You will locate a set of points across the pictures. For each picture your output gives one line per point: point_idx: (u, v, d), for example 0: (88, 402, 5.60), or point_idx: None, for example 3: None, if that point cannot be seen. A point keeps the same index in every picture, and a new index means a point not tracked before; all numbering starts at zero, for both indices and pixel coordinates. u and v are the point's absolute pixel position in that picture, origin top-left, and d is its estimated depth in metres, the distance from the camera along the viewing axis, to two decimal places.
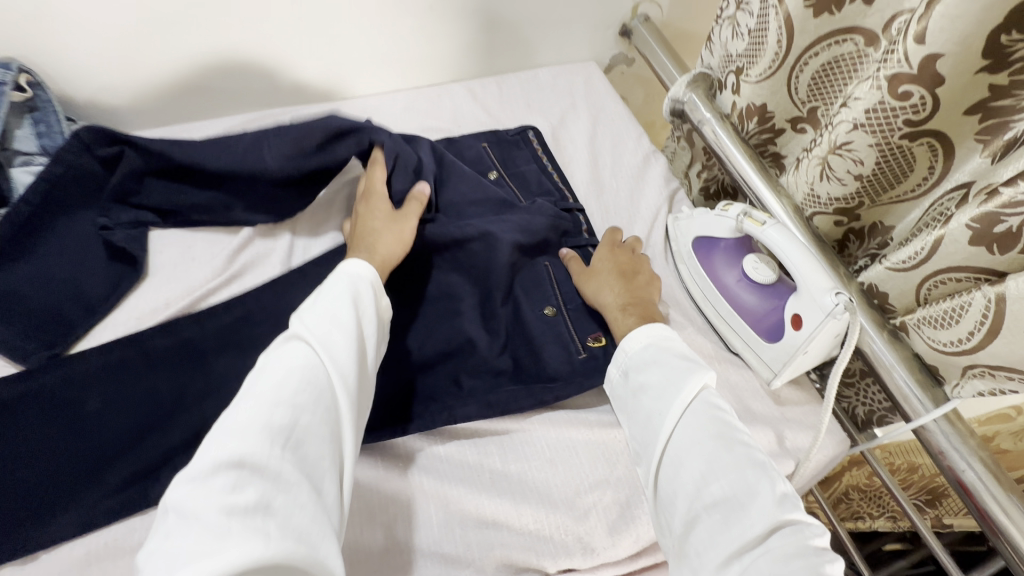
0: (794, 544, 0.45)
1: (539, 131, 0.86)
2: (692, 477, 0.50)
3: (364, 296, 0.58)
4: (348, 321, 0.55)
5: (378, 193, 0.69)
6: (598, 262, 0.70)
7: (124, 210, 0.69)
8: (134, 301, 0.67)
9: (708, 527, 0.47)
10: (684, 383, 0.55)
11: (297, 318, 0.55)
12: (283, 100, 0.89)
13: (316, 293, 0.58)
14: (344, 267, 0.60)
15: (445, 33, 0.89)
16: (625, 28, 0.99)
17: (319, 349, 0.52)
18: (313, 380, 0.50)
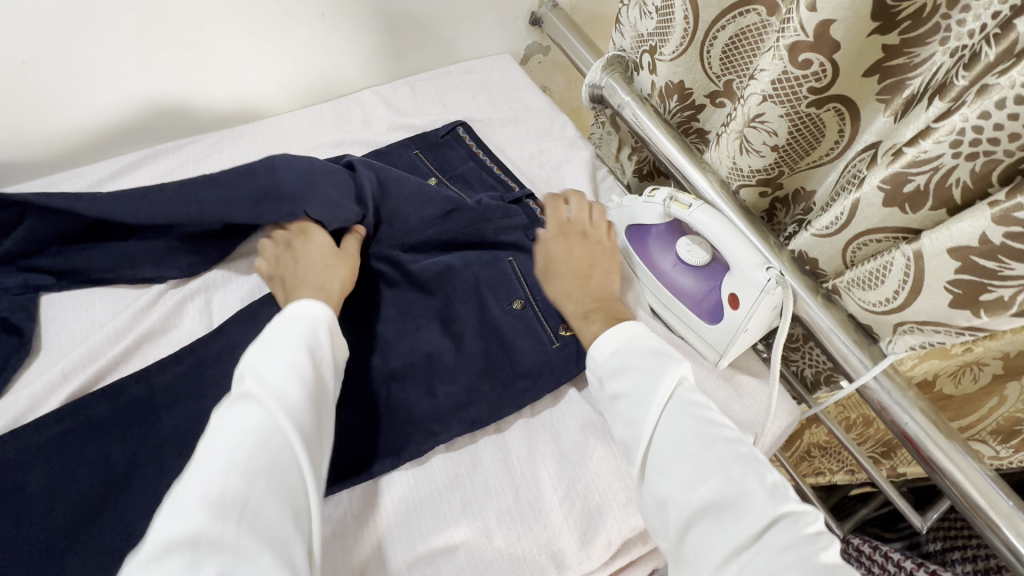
0: (790, 537, 0.42)
1: (469, 126, 0.83)
2: (678, 482, 0.47)
3: (315, 346, 0.52)
4: (307, 373, 0.49)
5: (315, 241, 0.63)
6: (555, 261, 0.65)
7: (11, 274, 0.61)
8: (29, 379, 0.59)
9: (702, 528, 0.44)
10: (658, 384, 0.52)
11: (250, 365, 0.48)
12: (180, 132, 0.82)
13: (264, 338, 0.51)
14: (291, 311, 0.53)
15: (345, 41, 0.83)
16: (535, 17, 0.96)
17: (272, 402, 0.45)
18: (273, 438, 0.43)
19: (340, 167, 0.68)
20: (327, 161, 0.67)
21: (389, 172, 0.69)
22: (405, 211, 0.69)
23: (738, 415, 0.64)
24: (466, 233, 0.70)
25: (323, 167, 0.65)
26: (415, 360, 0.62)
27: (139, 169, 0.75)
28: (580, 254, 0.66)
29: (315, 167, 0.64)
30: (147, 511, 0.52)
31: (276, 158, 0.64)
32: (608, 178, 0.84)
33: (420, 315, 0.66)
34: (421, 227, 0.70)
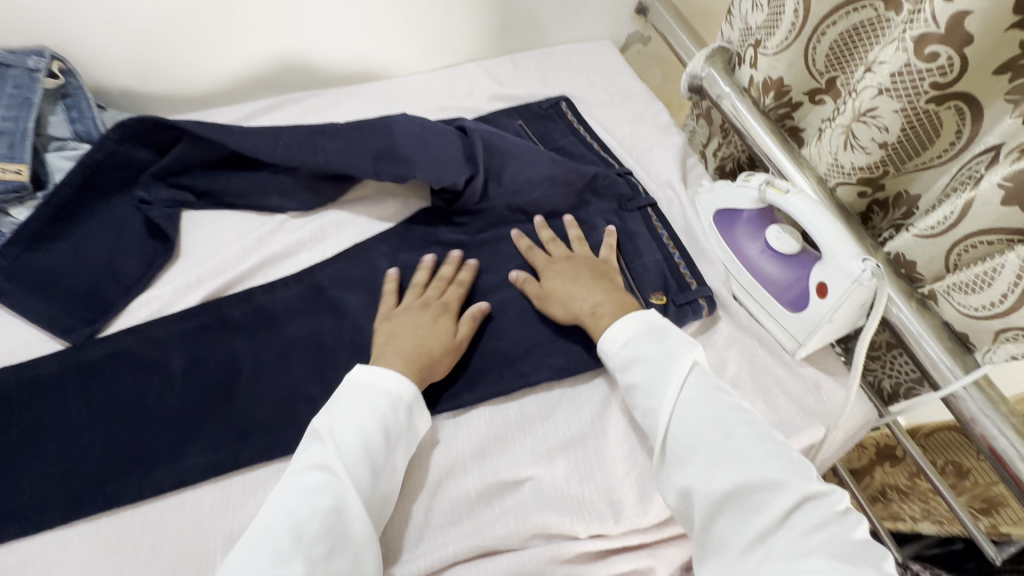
0: (818, 516, 0.46)
1: (571, 102, 0.88)
2: (699, 472, 0.50)
3: (394, 421, 0.55)
4: (378, 446, 0.52)
5: (443, 303, 0.64)
6: (550, 281, 0.66)
7: (162, 187, 0.71)
8: (168, 280, 0.68)
9: (729, 515, 0.48)
10: (672, 374, 0.55)
11: (327, 426, 0.53)
12: (306, 84, 0.89)
13: (343, 402, 0.55)
14: (381, 381, 0.56)
15: (461, 14, 0.88)
16: (641, 6, 0.98)
17: (346, 484, 0.49)
18: (337, 509, 0.48)
19: (452, 129, 0.73)
20: (440, 124, 0.73)
21: (496, 137, 0.74)
22: (512, 169, 0.74)
23: (811, 408, 0.63)
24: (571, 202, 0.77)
25: (438, 127, 0.72)
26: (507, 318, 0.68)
27: (269, 113, 0.83)
28: (570, 273, 0.66)
29: (431, 129, 0.71)
30: (267, 403, 0.60)
31: (394, 117, 0.71)
32: (698, 166, 0.84)
33: (506, 272, 0.71)
34: (529, 187, 0.74)
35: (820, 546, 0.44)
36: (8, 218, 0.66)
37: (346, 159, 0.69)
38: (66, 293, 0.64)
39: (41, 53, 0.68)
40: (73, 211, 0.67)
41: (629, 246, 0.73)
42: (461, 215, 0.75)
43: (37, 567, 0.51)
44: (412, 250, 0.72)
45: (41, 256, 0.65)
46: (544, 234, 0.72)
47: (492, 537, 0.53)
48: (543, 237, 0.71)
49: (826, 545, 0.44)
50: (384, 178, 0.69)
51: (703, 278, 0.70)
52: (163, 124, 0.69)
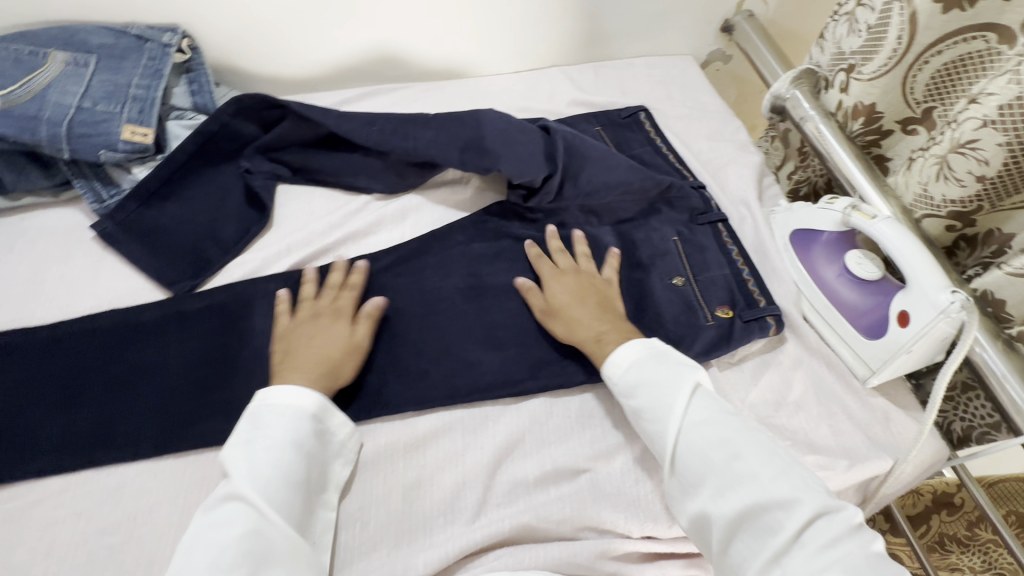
0: (831, 530, 0.46)
1: (650, 113, 0.89)
2: (710, 496, 0.50)
3: (304, 436, 0.53)
4: (293, 462, 0.51)
5: (337, 313, 0.64)
6: (557, 297, 0.66)
7: (264, 161, 0.77)
8: (260, 245, 0.73)
9: (743, 537, 0.48)
10: (676, 399, 0.54)
11: (239, 451, 0.51)
12: (396, 77, 0.94)
13: (249, 425, 0.53)
14: (282, 402, 0.54)
15: (550, 21, 0.91)
16: (727, 24, 0.98)
17: (265, 507, 0.47)
18: (260, 533, 0.46)
19: (536, 128, 0.76)
20: (525, 122, 0.75)
21: (577, 138, 0.76)
22: (589, 171, 0.75)
23: (878, 437, 0.62)
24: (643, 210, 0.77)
25: (526, 126, 0.75)
26: None
27: (361, 101, 0.88)
28: (576, 291, 0.66)
29: (514, 126, 0.74)
30: None
31: (484, 112, 0.74)
32: (774, 186, 0.83)
33: None
34: (604, 190, 0.76)
35: (837, 561, 0.44)
36: (130, 175, 0.73)
37: (432, 148, 0.72)
38: (173, 248, 0.71)
39: (174, 30, 0.76)
40: (184, 174, 0.74)
41: (698, 257, 0.73)
42: (534, 211, 0.77)
43: (130, 491, 0.56)
44: (484, 241, 0.75)
45: (154, 213, 0.72)
46: (553, 244, 0.71)
47: (546, 520, 0.55)
48: (552, 245, 0.71)
49: (842, 560, 0.44)
50: (468, 169, 0.72)
51: (771, 297, 0.69)
52: (272, 103, 0.76)
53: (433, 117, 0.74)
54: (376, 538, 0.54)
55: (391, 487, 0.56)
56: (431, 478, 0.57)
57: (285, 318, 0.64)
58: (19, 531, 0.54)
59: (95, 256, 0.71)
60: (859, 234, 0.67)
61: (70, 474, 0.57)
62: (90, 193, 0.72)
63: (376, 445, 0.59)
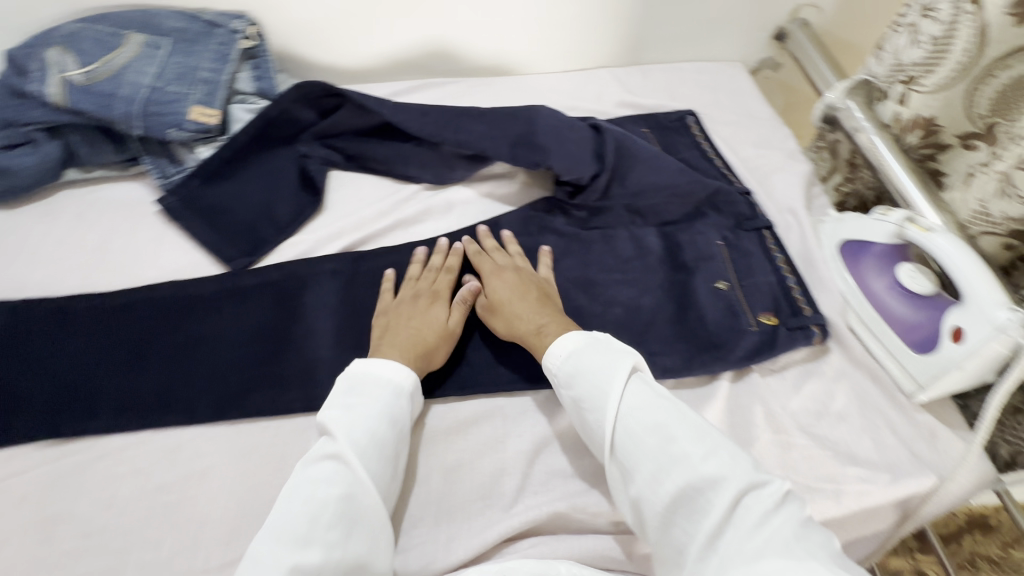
0: (760, 508, 0.45)
1: (698, 118, 0.89)
2: (646, 481, 0.49)
3: (396, 409, 0.55)
4: (386, 436, 0.53)
5: (438, 296, 0.66)
6: (497, 294, 0.66)
7: (320, 147, 0.80)
8: (312, 228, 0.76)
9: (679, 522, 0.47)
10: (611, 387, 0.53)
11: (338, 415, 0.53)
12: (447, 72, 0.95)
13: (344, 392, 0.55)
14: (381, 374, 0.57)
15: (603, 22, 0.92)
16: (780, 31, 0.98)
17: (358, 471, 0.49)
18: (351, 497, 0.48)
19: (586, 126, 0.77)
20: (575, 119, 0.76)
21: (627, 138, 0.77)
22: (638, 171, 0.76)
23: (923, 454, 0.61)
24: (688, 214, 0.78)
25: (576, 123, 0.76)
26: (611, 312, 0.70)
27: (413, 93, 0.90)
28: (516, 287, 0.66)
29: (566, 124, 0.75)
30: None
31: (538, 108, 0.75)
32: (822, 196, 0.82)
33: (616, 271, 0.73)
34: (652, 191, 0.76)
35: (769, 539, 0.43)
36: (194, 154, 0.76)
37: (483, 142, 0.74)
38: (230, 225, 0.73)
39: (242, 17, 0.79)
40: (244, 156, 0.76)
41: (742, 263, 0.73)
42: (579, 208, 0.77)
43: (185, 453, 0.58)
44: (529, 235, 0.76)
45: (214, 192, 0.75)
46: (490, 242, 0.72)
47: (582, 511, 0.56)
48: (488, 244, 0.71)
49: (771, 539, 0.43)
50: (519, 163, 0.74)
51: (816, 306, 0.69)
52: (332, 91, 0.78)
53: (486, 111, 0.75)
54: (416, 515, 0.55)
55: (431, 467, 0.58)
56: (470, 462, 0.58)
57: (386, 295, 0.67)
58: (81, 482, 0.56)
59: (158, 229, 0.74)
60: (912, 247, 0.66)
61: (131, 432, 0.60)
62: (157, 170, 0.75)
63: (420, 426, 0.60)
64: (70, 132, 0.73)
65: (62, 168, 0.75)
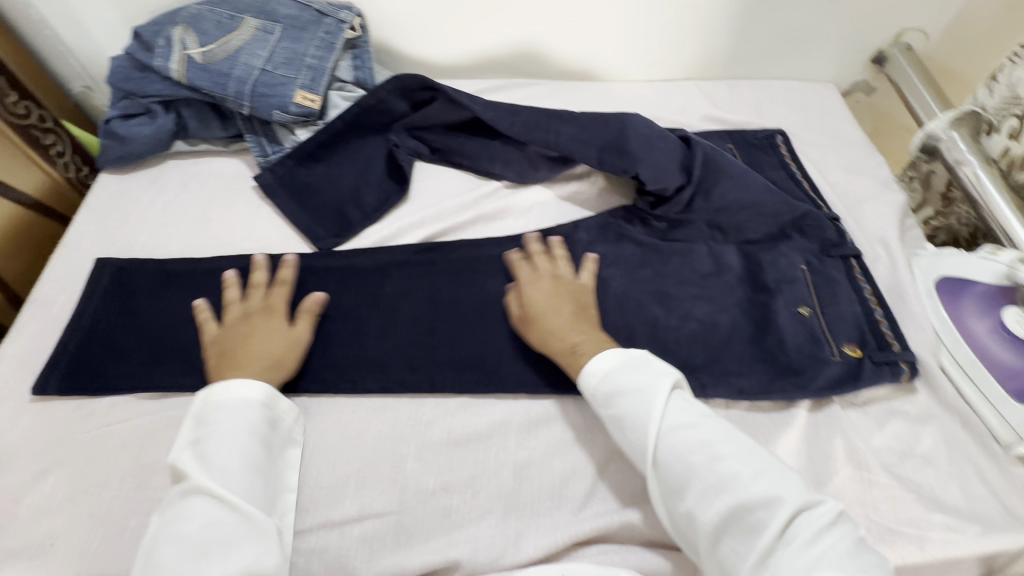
0: (812, 526, 0.45)
1: (786, 138, 0.87)
2: (695, 498, 0.49)
3: (258, 422, 0.54)
4: (251, 451, 0.52)
5: (269, 313, 0.64)
6: (534, 304, 0.64)
7: (409, 138, 0.82)
8: (396, 216, 0.78)
9: (729, 540, 0.47)
10: (653, 406, 0.53)
11: (189, 453, 0.51)
12: (533, 73, 0.96)
13: (200, 421, 0.53)
14: (228, 392, 0.55)
15: (695, 34, 0.91)
16: (879, 55, 0.95)
17: (224, 494, 0.48)
18: (223, 525, 0.47)
19: (675, 138, 0.76)
20: (665, 130, 0.76)
21: (717, 153, 0.75)
22: (723, 187, 0.74)
23: (1016, 509, 0.57)
24: (773, 234, 0.75)
25: (663, 133, 0.75)
26: (688, 326, 0.69)
27: (499, 92, 0.91)
28: (553, 298, 0.64)
29: (655, 134, 0.74)
30: (461, 342, 0.66)
31: (629, 117, 0.74)
32: (916, 229, 0.79)
33: (695, 285, 0.72)
34: (735, 209, 0.75)
35: (822, 556, 0.44)
36: (292, 136, 0.80)
37: (571, 145, 0.74)
38: (321, 207, 0.77)
39: (350, 8, 0.82)
40: (337, 141, 0.79)
41: (827, 290, 0.71)
42: (659, 219, 0.77)
43: None
44: (607, 242, 0.76)
45: (307, 173, 0.78)
46: (535, 247, 0.70)
47: (651, 524, 0.55)
48: (531, 249, 0.70)
49: (826, 557, 0.44)
50: (606, 168, 0.74)
51: (906, 343, 0.66)
52: (424, 84, 0.79)
53: (577, 116, 0.75)
54: (486, 507, 0.56)
55: (502, 462, 0.58)
56: (540, 461, 0.59)
57: (223, 326, 0.62)
58: (171, 437, 0.59)
59: (253, 205, 0.78)
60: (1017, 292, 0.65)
61: None
62: (257, 148, 0.79)
63: (491, 421, 0.61)
64: (184, 107, 0.79)
65: (172, 139, 0.80)
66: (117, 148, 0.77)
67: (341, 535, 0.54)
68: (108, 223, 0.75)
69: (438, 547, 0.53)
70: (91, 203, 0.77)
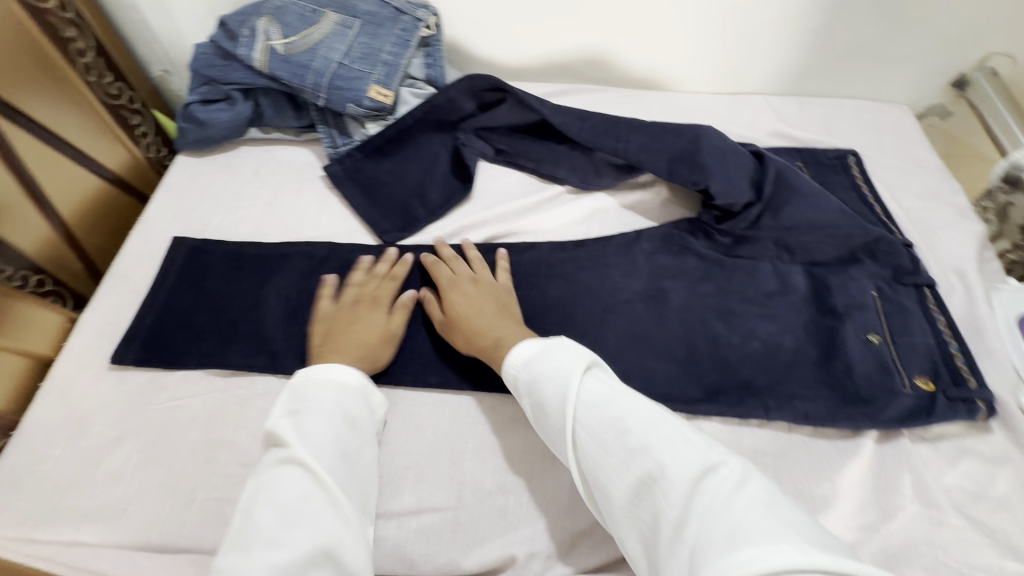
0: (714, 491, 0.42)
1: (859, 158, 0.85)
2: (609, 473, 0.47)
3: (352, 404, 0.55)
4: (343, 435, 0.52)
5: (371, 302, 0.66)
6: (458, 308, 0.65)
7: (475, 138, 0.82)
8: (459, 214, 0.78)
9: (645, 513, 0.44)
10: (566, 385, 0.52)
11: (287, 421, 0.51)
12: (599, 80, 0.96)
13: (297, 395, 0.54)
14: (328, 373, 0.56)
15: (768, 47, 0.89)
16: (960, 78, 0.92)
17: (315, 463, 0.48)
18: (314, 492, 0.46)
19: (747, 153, 0.75)
20: (737, 145, 0.75)
21: (789, 170, 0.74)
22: (794, 206, 0.72)
23: None
24: (842, 257, 0.74)
25: (734, 146, 0.74)
26: (751, 345, 0.68)
27: (565, 97, 0.91)
28: (473, 299, 0.65)
29: (727, 148, 0.74)
30: None
31: (701, 129, 0.74)
32: (995, 261, 0.76)
33: (759, 304, 0.71)
34: (805, 229, 0.73)
35: (736, 522, 0.39)
36: (362, 129, 0.81)
37: (640, 154, 0.74)
38: (387, 201, 0.78)
39: (427, 7, 0.83)
40: (405, 136, 0.81)
41: (898, 318, 0.68)
42: (724, 234, 0.75)
43: None
44: (669, 254, 0.75)
45: (375, 167, 0.80)
46: (449, 252, 0.71)
47: None
48: (448, 253, 0.71)
49: (738, 521, 0.39)
50: (675, 180, 0.74)
51: (983, 379, 0.64)
52: (495, 86, 0.79)
53: (648, 126, 0.75)
54: (541, 511, 0.55)
55: (559, 467, 0.58)
56: None
57: (326, 306, 0.66)
58: (239, 415, 0.60)
59: (321, 195, 0.79)
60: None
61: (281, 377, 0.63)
62: (328, 139, 0.81)
63: None
64: (262, 96, 0.81)
65: (248, 126, 0.83)
66: (196, 131, 0.80)
67: (400, 526, 0.54)
68: (184, 203, 0.78)
69: (494, 547, 0.54)
70: (169, 183, 0.80)
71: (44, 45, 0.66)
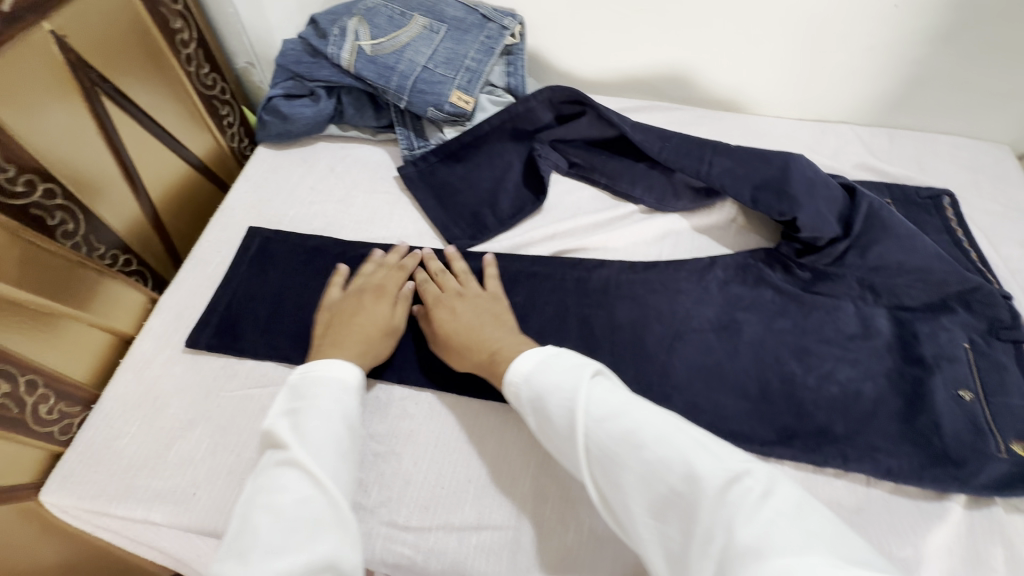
0: (741, 499, 0.40)
1: (955, 199, 0.80)
2: (627, 488, 0.45)
3: (348, 406, 0.54)
4: (340, 433, 0.52)
5: (373, 294, 0.65)
6: (447, 325, 0.63)
7: (551, 150, 0.81)
8: (528, 226, 0.77)
9: (669, 528, 0.43)
10: (573, 399, 0.50)
11: (285, 421, 0.52)
12: (677, 98, 0.94)
13: (294, 396, 0.54)
14: (325, 370, 0.56)
15: (860, 76, 0.85)
16: None
17: (314, 464, 0.48)
18: (314, 492, 0.46)
19: (839, 187, 0.72)
20: (828, 177, 0.72)
21: (883, 207, 0.70)
22: (885, 245, 0.68)
23: None
24: (934, 303, 0.69)
25: (825, 178, 0.71)
26: (829, 389, 0.64)
27: (642, 113, 0.89)
28: (464, 315, 0.63)
29: (816, 179, 0.70)
30: None
31: (793, 158, 0.71)
32: None
33: (839, 346, 0.67)
34: (894, 270, 0.69)
35: (768, 532, 0.38)
36: (439, 133, 0.82)
37: (723, 179, 0.72)
38: (458, 207, 0.78)
39: (513, 16, 0.83)
40: (479, 143, 0.81)
41: (992, 375, 0.64)
42: (804, 268, 0.72)
43: (395, 411, 0.62)
44: (744, 284, 0.72)
45: (448, 172, 0.80)
46: (437, 264, 0.69)
47: None
48: (436, 266, 0.69)
49: (773, 532, 0.38)
50: (759, 208, 0.71)
51: None
52: (575, 99, 0.78)
53: (734, 151, 0.72)
54: (602, 541, 0.54)
55: None
56: None
57: (334, 296, 0.66)
58: None
59: (393, 196, 0.80)
60: None
61: None
62: (405, 140, 0.82)
63: None
64: (344, 94, 0.83)
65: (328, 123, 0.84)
66: (279, 125, 0.81)
67: (460, 540, 0.54)
68: (262, 194, 0.80)
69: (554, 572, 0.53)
70: (249, 173, 0.82)
71: (155, 35, 0.70)
